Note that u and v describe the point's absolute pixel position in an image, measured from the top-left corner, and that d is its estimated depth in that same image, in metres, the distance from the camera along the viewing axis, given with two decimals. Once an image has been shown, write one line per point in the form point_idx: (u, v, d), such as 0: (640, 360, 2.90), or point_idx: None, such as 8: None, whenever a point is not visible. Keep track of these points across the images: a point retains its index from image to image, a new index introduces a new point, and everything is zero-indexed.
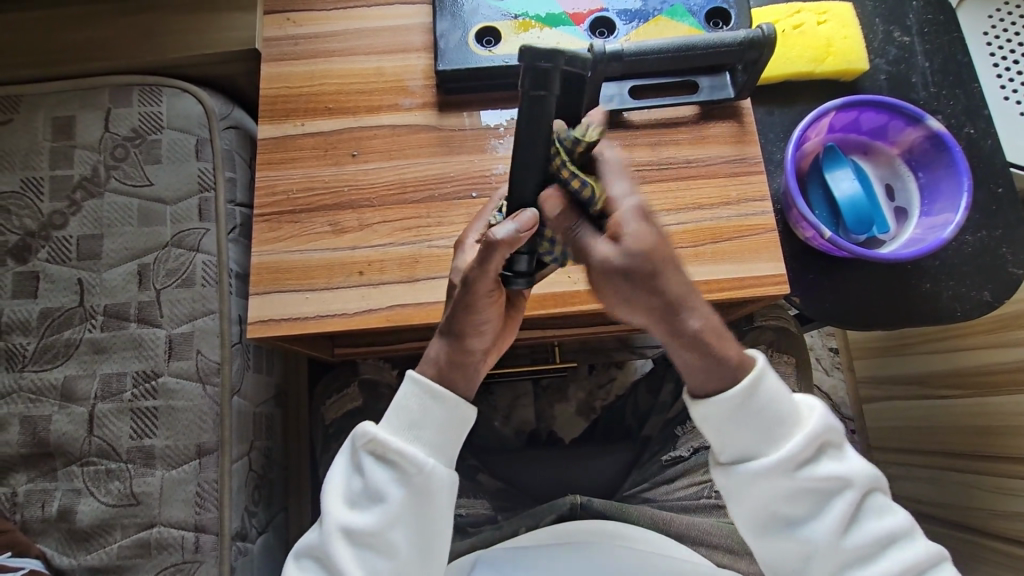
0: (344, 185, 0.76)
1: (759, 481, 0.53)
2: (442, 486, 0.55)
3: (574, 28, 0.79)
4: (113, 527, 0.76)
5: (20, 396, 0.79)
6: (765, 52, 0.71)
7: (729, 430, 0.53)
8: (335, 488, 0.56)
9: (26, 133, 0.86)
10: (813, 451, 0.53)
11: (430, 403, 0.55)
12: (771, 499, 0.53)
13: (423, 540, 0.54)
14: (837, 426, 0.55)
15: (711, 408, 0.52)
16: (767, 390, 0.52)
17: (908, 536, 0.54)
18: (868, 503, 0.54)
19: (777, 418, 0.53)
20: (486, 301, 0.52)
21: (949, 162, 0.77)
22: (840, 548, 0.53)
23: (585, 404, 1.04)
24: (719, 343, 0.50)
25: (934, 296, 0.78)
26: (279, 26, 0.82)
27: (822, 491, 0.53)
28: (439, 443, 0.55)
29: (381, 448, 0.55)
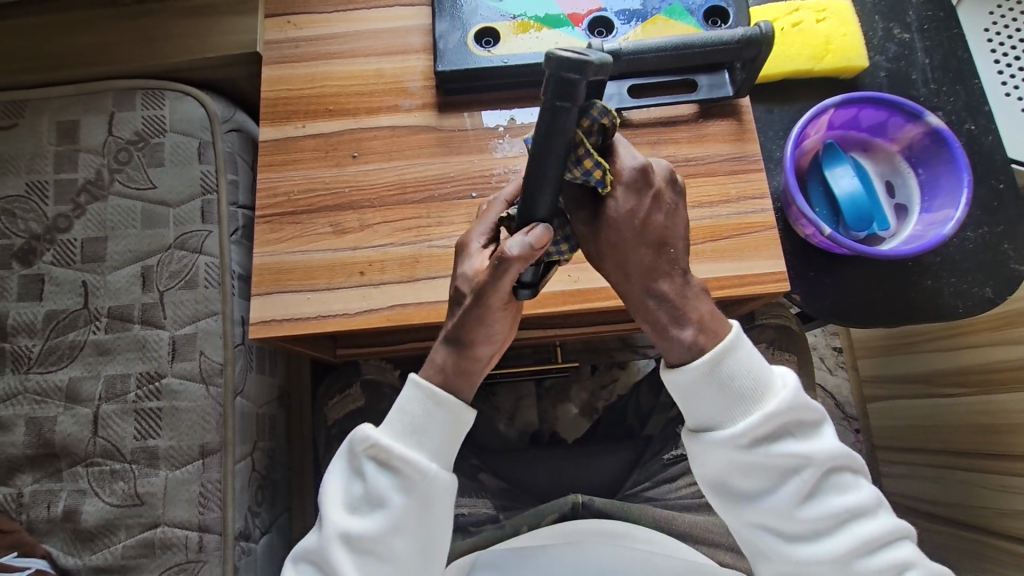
0: (345, 186, 0.76)
1: (716, 453, 0.53)
2: (442, 491, 0.55)
3: (573, 29, 0.79)
4: (118, 527, 0.76)
5: (25, 398, 0.79)
6: (763, 50, 0.71)
7: (694, 400, 0.53)
8: (334, 493, 0.56)
9: (31, 137, 0.87)
10: (775, 428, 0.52)
11: (433, 408, 0.55)
12: (725, 470, 0.54)
13: (422, 546, 0.55)
14: (808, 403, 0.54)
15: (676, 377, 0.53)
16: (734, 362, 0.52)
17: (870, 513, 0.54)
18: (830, 480, 0.53)
19: (745, 390, 0.52)
20: (499, 314, 0.52)
21: (948, 158, 0.77)
22: (794, 523, 0.53)
23: (589, 405, 1.01)
24: (678, 320, 0.51)
25: (936, 293, 0.78)
26: (280, 29, 0.83)
27: (780, 468, 0.53)
28: (440, 448, 0.55)
29: (381, 453, 0.55)
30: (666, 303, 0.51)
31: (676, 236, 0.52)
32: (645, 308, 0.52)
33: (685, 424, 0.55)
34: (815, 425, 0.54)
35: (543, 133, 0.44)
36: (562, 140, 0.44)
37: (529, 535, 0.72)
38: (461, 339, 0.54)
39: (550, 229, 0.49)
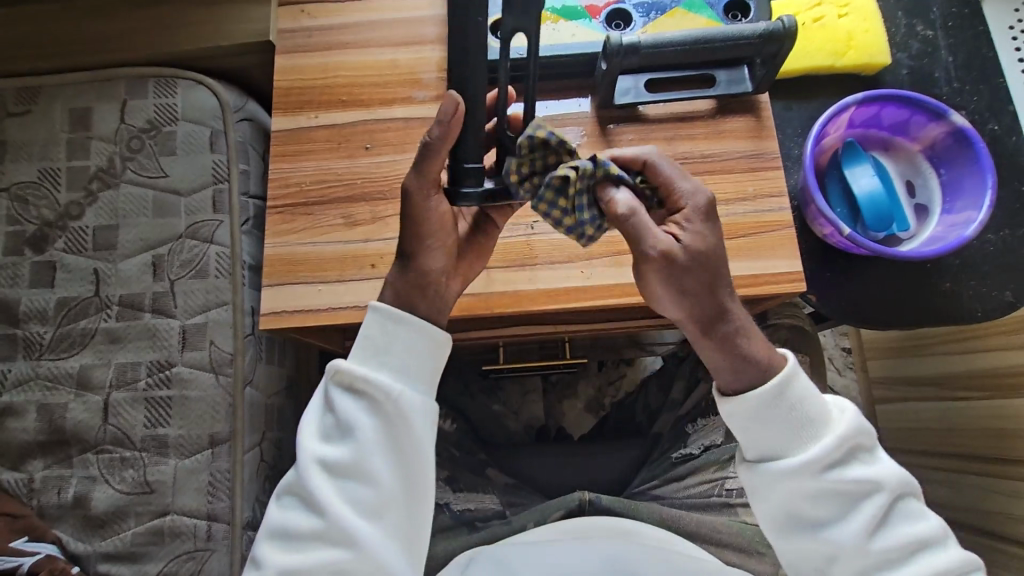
0: (357, 178, 0.76)
1: (786, 482, 0.52)
2: (416, 408, 0.53)
3: (590, 21, 0.78)
4: (127, 515, 0.76)
5: (37, 384, 0.80)
6: (785, 45, 0.70)
7: (761, 429, 0.53)
8: (308, 425, 0.54)
9: (43, 123, 0.87)
10: (843, 454, 0.53)
11: (395, 327, 0.53)
12: (800, 503, 0.53)
13: (403, 467, 0.52)
14: (868, 429, 0.54)
15: (740, 406, 0.53)
16: (797, 386, 0.53)
17: (938, 544, 0.54)
18: (900, 509, 0.54)
19: (806, 419, 0.53)
20: (439, 216, 0.54)
21: (972, 158, 0.75)
22: (870, 553, 0.52)
23: (595, 401, 1.03)
24: (748, 340, 0.52)
25: (955, 296, 0.77)
26: (293, 18, 0.82)
27: (852, 496, 0.53)
28: (409, 367, 0.53)
29: (348, 378, 0.53)
30: (736, 323, 0.51)
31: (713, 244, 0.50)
32: (718, 336, 0.51)
33: (744, 454, 0.55)
34: (875, 450, 0.54)
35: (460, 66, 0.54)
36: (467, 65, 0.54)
37: (536, 531, 0.71)
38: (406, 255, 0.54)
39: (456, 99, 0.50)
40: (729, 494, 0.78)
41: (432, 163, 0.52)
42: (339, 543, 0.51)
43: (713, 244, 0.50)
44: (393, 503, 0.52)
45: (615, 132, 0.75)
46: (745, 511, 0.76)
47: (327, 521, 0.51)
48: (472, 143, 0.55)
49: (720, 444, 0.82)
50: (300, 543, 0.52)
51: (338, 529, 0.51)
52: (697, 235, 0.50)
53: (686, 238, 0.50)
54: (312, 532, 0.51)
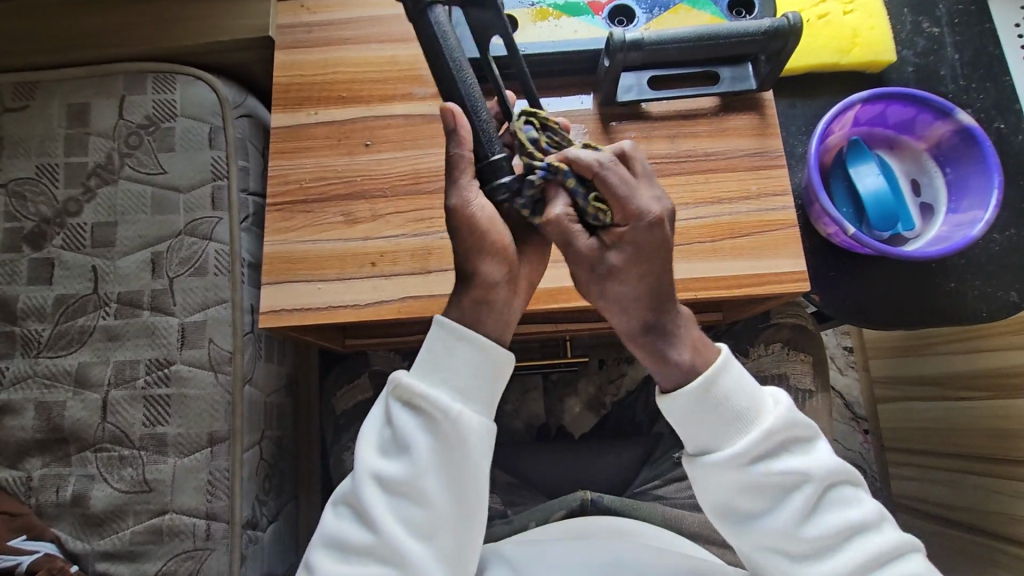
0: (357, 175, 0.75)
1: (719, 475, 0.52)
2: (473, 431, 0.52)
3: (592, 17, 0.77)
4: (126, 513, 0.76)
5: (35, 381, 0.79)
6: (790, 42, 0.69)
7: (692, 427, 0.52)
8: (366, 436, 0.54)
9: (41, 119, 0.86)
10: (772, 446, 0.52)
11: (457, 344, 0.52)
12: (729, 495, 0.52)
13: (456, 489, 0.52)
14: (802, 420, 0.54)
15: (671, 404, 0.52)
16: (726, 383, 0.52)
17: (876, 529, 0.53)
18: (835, 493, 0.53)
19: (740, 413, 0.52)
20: (489, 220, 0.52)
21: (978, 157, 0.75)
22: (802, 541, 0.52)
23: (596, 399, 0.99)
24: (677, 347, 0.51)
25: (959, 296, 0.76)
26: (293, 13, 0.82)
27: (785, 485, 0.52)
28: (467, 386, 0.52)
29: (410, 395, 0.53)
30: (667, 332, 0.50)
31: (649, 266, 0.48)
32: (646, 340, 0.51)
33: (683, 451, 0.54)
34: (808, 441, 0.54)
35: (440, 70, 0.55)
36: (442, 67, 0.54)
37: (537, 530, 0.71)
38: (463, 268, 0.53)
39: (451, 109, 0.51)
40: None
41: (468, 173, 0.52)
42: (387, 561, 0.51)
43: (643, 261, 0.48)
44: (444, 525, 0.52)
45: (617, 129, 0.74)
46: None
47: (378, 537, 0.51)
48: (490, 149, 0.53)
49: None
50: (350, 555, 0.52)
51: (388, 546, 0.51)
52: (630, 254, 0.48)
53: (623, 253, 0.48)
54: (362, 545, 0.51)
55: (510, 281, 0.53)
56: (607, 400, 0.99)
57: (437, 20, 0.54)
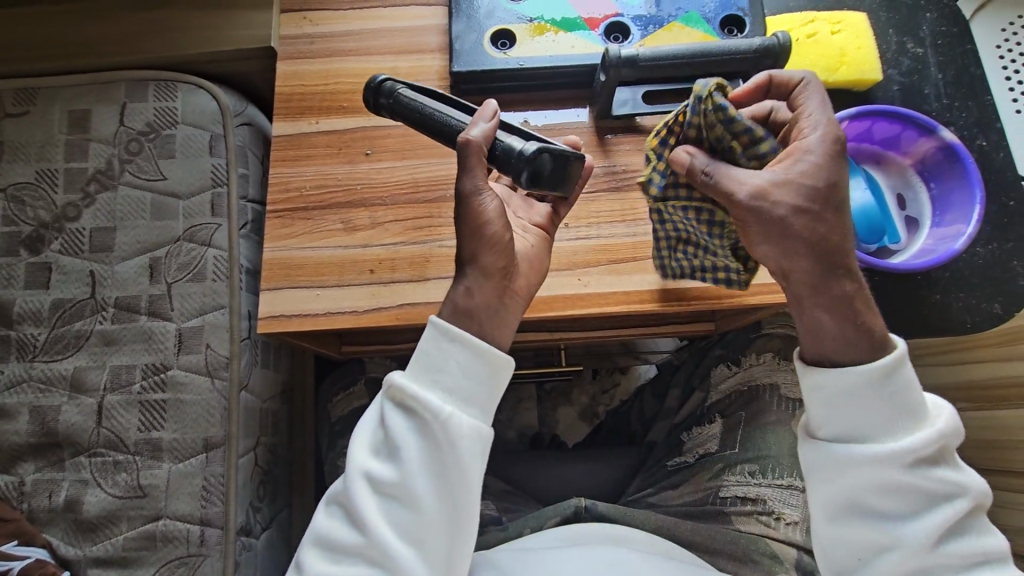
0: (357, 183, 0.76)
1: (867, 469, 0.51)
2: (466, 435, 0.52)
3: (589, 32, 0.79)
4: (119, 519, 0.76)
5: (29, 386, 0.79)
6: (780, 59, 0.72)
7: (851, 407, 0.52)
8: (361, 437, 0.55)
9: (42, 125, 0.87)
10: (932, 452, 0.52)
11: (449, 344, 0.54)
12: (872, 490, 0.52)
13: (446, 490, 0.52)
14: (959, 435, 0.54)
15: (841, 381, 0.52)
16: (906, 372, 0.52)
17: (1001, 562, 0.53)
18: (971, 519, 0.53)
19: (909, 405, 0.52)
20: (493, 214, 0.55)
21: (961, 173, 0.77)
22: (930, 556, 0.51)
23: (589, 409, 1.00)
24: (865, 309, 0.52)
25: (943, 307, 0.84)
26: (296, 24, 0.83)
27: (933, 494, 0.52)
28: (460, 388, 0.53)
29: (402, 396, 0.54)
30: (852, 284, 0.51)
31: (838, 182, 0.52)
32: (820, 290, 0.51)
33: (832, 433, 0.53)
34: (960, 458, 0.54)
35: (441, 133, 0.61)
36: (440, 128, 0.61)
37: (534, 535, 0.71)
38: (460, 264, 0.56)
39: (495, 104, 0.59)
40: (724, 502, 0.76)
41: (478, 171, 0.55)
42: (376, 563, 0.51)
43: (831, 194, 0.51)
44: (434, 528, 0.52)
45: (612, 141, 0.76)
46: (739, 519, 0.75)
47: (367, 538, 0.52)
48: (507, 159, 0.57)
49: (715, 452, 0.81)
50: (339, 555, 0.53)
51: (377, 548, 0.51)
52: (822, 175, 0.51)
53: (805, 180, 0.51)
54: (351, 545, 0.52)
55: (504, 278, 0.56)
56: (601, 409, 1.00)
57: (408, 97, 0.62)
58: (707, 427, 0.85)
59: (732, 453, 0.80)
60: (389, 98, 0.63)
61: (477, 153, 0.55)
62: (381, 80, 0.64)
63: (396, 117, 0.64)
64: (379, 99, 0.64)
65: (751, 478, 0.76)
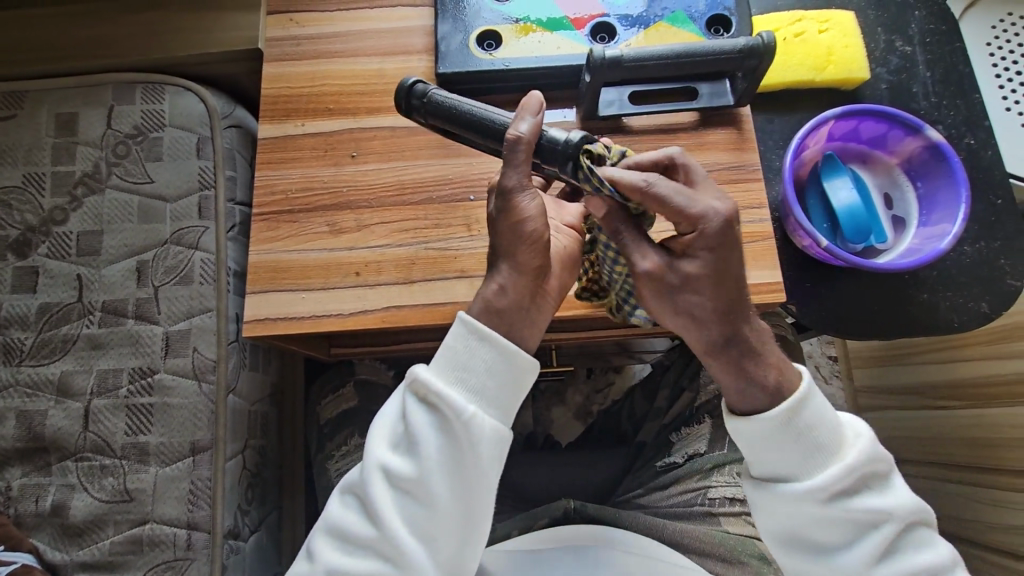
0: (343, 185, 0.76)
1: (795, 508, 0.54)
2: (486, 437, 0.52)
3: (575, 32, 0.79)
4: (107, 523, 0.76)
5: (16, 391, 0.79)
6: (765, 59, 0.71)
7: (763, 451, 0.54)
8: (380, 429, 0.55)
9: (29, 129, 0.87)
10: (856, 482, 0.53)
11: (477, 343, 0.54)
12: (803, 526, 0.54)
13: (463, 490, 0.52)
14: (884, 458, 0.55)
15: (754, 428, 0.54)
16: (812, 410, 0.54)
17: (950, 575, 0.54)
18: (911, 538, 0.54)
19: (820, 442, 0.54)
20: (532, 212, 0.53)
21: (947, 172, 0.77)
22: None
23: (583, 408, 1.04)
24: (757, 365, 0.53)
25: (931, 307, 0.78)
26: (282, 26, 0.83)
27: (864, 523, 0.53)
28: (483, 390, 0.53)
29: (425, 390, 0.53)
30: (745, 344, 0.52)
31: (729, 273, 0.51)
32: (727, 353, 0.52)
33: (758, 475, 0.56)
34: (891, 479, 0.55)
35: (479, 133, 0.60)
36: (477, 126, 0.60)
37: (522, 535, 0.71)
38: (494, 260, 0.55)
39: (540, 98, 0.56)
40: (712, 503, 0.76)
41: (521, 169, 0.54)
42: (387, 557, 0.52)
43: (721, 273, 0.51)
44: (446, 529, 0.52)
45: None
46: (727, 520, 0.74)
47: (380, 532, 0.52)
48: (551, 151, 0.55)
49: (704, 453, 0.81)
50: (351, 546, 0.53)
51: (390, 542, 0.51)
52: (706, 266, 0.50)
53: (698, 260, 0.51)
54: (364, 538, 0.52)
55: (538, 278, 0.54)
56: (594, 409, 1.03)
57: (442, 98, 0.62)
58: (696, 427, 0.85)
59: (720, 453, 0.80)
60: (421, 100, 0.63)
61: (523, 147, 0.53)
62: (411, 82, 0.64)
63: (428, 121, 0.64)
64: (410, 100, 0.63)
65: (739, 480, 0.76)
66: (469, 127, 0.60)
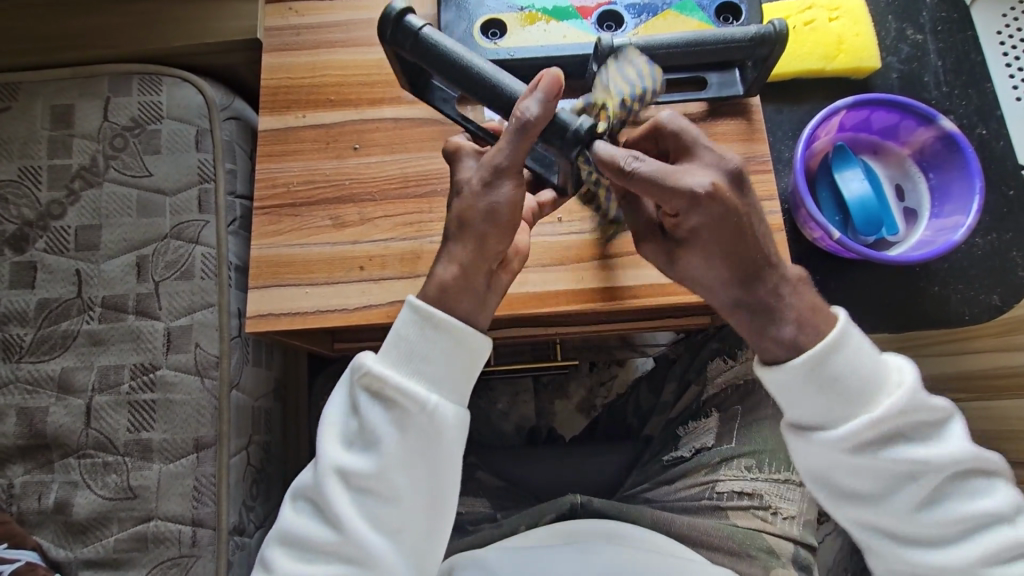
0: (345, 178, 0.75)
1: (842, 453, 0.53)
2: (445, 425, 0.52)
3: (581, 21, 0.77)
4: (110, 521, 0.75)
5: (16, 387, 0.78)
6: (777, 49, 0.69)
7: (805, 399, 0.53)
8: (330, 430, 0.54)
9: (23, 121, 0.85)
10: (899, 423, 0.53)
11: (430, 331, 0.53)
12: (847, 471, 0.54)
13: (423, 481, 0.52)
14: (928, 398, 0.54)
15: (786, 376, 0.53)
16: (846, 354, 0.53)
17: (1006, 519, 0.53)
18: (963, 478, 0.54)
19: (856, 384, 0.53)
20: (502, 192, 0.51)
21: (961, 164, 0.76)
22: (921, 524, 0.53)
23: (586, 402, 1.01)
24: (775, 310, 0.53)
25: (942, 299, 0.80)
26: (281, 15, 0.81)
27: (912, 464, 0.53)
28: (444, 379, 0.53)
29: (375, 383, 0.53)
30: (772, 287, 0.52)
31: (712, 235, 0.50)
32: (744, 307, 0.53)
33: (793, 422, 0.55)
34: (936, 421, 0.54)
35: (471, 90, 0.58)
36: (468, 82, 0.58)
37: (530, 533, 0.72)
38: (457, 236, 0.53)
39: (558, 73, 0.51)
40: (719, 497, 0.76)
41: (522, 144, 0.51)
42: (351, 558, 0.51)
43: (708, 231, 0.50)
44: (409, 521, 0.52)
45: None
46: (735, 514, 0.74)
47: (342, 534, 0.51)
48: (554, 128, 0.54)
49: (711, 447, 0.80)
50: (311, 553, 0.52)
51: (352, 544, 0.51)
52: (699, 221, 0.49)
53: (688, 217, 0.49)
54: (324, 542, 0.51)
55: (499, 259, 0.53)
56: (598, 402, 1.01)
57: (432, 39, 0.59)
58: (702, 422, 0.83)
59: (728, 447, 0.79)
60: (412, 32, 0.59)
61: (518, 124, 0.51)
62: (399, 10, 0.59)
63: (412, 55, 0.60)
64: (398, 28, 0.59)
65: (746, 473, 0.76)
66: (464, 85, 0.58)
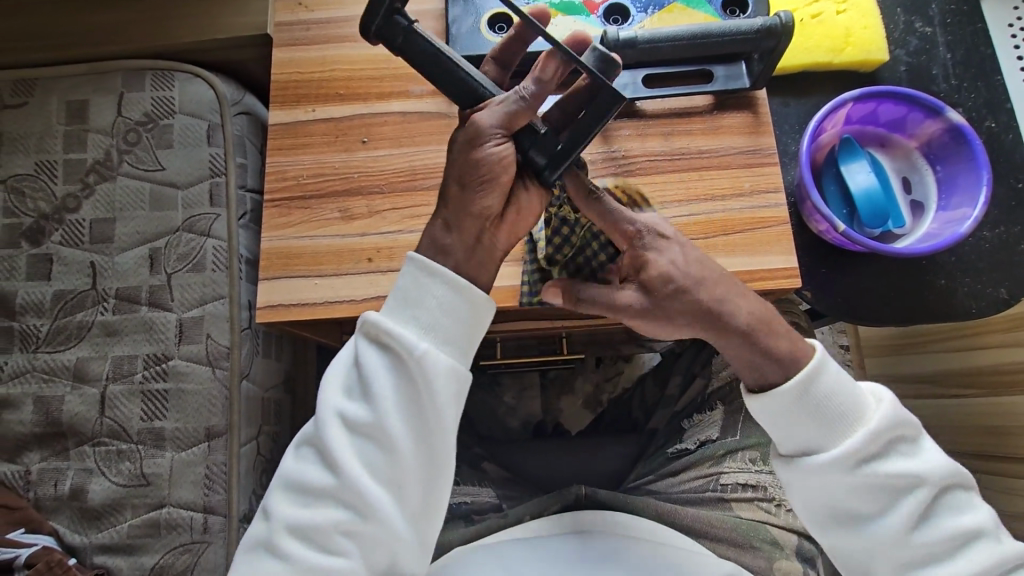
0: (354, 171, 0.76)
1: (826, 479, 0.53)
2: (441, 373, 0.52)
3: (588, 16, 0.78)
4: (124, 507, 0.77)
5: (34, 376, 0.80)
6: (783, 41, 0.70)
7: (793, 423, 0.54)
8: (332, 379, 0.54)
9: (39, 116, 0.86)
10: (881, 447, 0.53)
11: (427, 280, 0.52)
12: (832, 495, 0.54)
13: (420, 431, 0.52)
14: (907, 421, 0.55)
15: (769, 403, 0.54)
16: (825, 386, 0.53)
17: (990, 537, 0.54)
18: (944, 499, 0.54)
19: (837, 414, 0.53)
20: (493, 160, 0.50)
21: (968, 156, 0.76)
22: (912, 547, 0.53)
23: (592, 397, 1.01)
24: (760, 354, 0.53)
25: (949, 293, 0.77)
26: (291, 11, 0.82)
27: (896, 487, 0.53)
28: (439, 323, 0.53)
29: (377, 334, 0.53)
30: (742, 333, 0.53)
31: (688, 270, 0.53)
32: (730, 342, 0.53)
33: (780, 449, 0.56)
34: (916, 442, 0.55)
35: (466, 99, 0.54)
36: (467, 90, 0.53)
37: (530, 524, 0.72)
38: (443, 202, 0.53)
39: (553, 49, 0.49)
40: (724, 488, 0.76)
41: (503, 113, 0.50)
42: (348, 502, 0.51)
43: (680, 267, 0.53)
44: (408, 471, 0.52)
45: (613, 126, 0.74)
46: (741, 505, 0.75)
47: (340, 478, 0.51)
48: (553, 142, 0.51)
49: (715, 440, 0.81)
50: (311, 497, 0.52)
51: (351, 488, 0.51)
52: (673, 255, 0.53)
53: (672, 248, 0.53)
54: (324, 487, 0.51)
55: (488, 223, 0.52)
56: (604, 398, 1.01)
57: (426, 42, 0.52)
58: (708, 415, 0.85)
59: (733, 441, 0.80)
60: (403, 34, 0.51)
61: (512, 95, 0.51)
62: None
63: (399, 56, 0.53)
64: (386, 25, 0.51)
65: (751, 466, 0.77)
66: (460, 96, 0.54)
